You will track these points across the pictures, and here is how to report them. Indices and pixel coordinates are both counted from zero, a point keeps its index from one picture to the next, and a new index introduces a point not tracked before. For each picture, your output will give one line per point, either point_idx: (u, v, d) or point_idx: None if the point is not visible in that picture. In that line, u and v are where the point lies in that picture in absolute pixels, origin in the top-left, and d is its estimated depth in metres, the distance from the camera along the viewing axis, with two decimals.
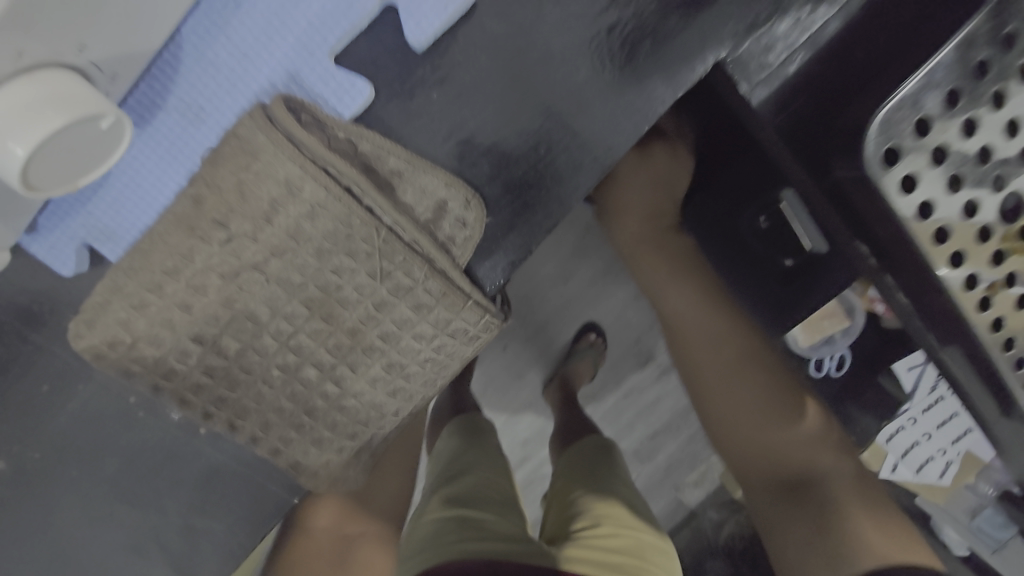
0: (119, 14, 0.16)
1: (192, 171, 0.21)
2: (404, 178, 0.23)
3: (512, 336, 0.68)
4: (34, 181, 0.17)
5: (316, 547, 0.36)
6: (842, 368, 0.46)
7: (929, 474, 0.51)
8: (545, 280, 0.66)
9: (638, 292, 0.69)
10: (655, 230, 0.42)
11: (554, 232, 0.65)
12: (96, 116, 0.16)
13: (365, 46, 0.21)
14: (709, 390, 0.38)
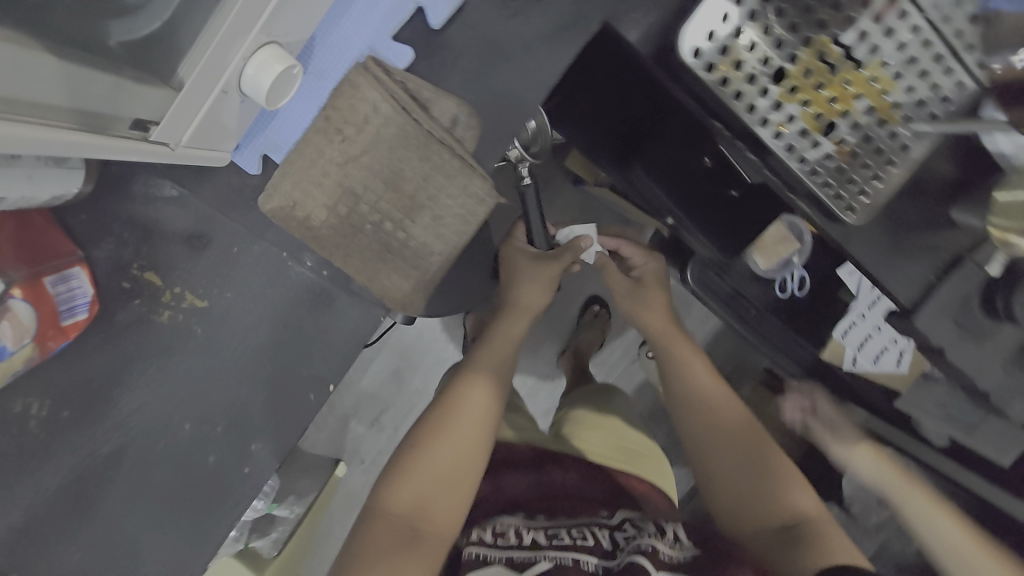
0: (298, 16, 0.34)
1: (321, 105, 0.40)
2: (433, 101, 0.41)
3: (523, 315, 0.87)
4: (269, 103, 0.34)
5: (389, 527, 0.45)
6: (805, 284, 0.67)
7: (887, 363, 0.62)
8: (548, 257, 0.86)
9: None
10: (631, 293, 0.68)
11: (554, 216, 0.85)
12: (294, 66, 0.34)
13: (407, 31, 0.41)
14: (717, 449, 0.57)
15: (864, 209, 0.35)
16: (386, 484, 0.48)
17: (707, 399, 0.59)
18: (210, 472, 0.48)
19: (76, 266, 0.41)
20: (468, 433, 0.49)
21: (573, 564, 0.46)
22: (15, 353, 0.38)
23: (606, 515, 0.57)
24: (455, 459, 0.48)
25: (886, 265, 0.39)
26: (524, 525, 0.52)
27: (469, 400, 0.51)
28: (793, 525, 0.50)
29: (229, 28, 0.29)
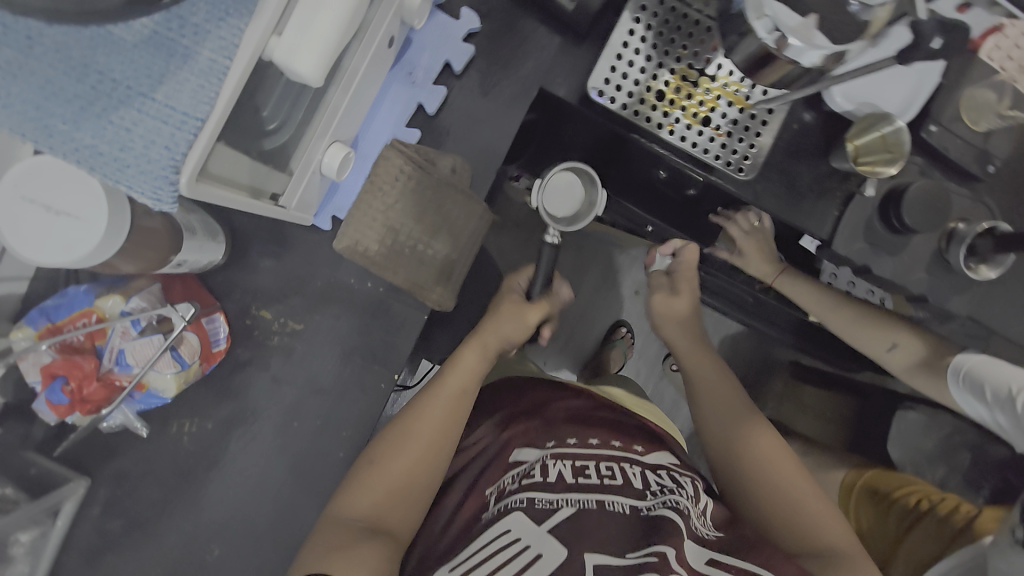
0: (347, 123, 0.55)
1: (365, 175, 0.61)
2: (436, 158, 0.62)
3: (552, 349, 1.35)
4: (337, 176, 0.54)
5: (333, 537, 0.47)
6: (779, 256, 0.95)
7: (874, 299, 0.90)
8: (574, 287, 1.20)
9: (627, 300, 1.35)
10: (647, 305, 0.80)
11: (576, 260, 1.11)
12: (348, 151, 0.54)
13: (414, 119, 0.63)
14: (735, 449, 0.64)
15: (753, 164, 0.63)
16: (348, 492, 0.51)
17: (727, 406, 0.68)
18: (316, 458, 0.63)
19: (218, 311, 0.60)
20: (434, 436, 0.53)
21: (596, 505, 0.55)
22: (191, 368, 0.57)
23: (640, 447, 0.68)
24: (426, 447, 0.53)
25: (792, 205, 0.68)
26: (549, 459, 0.61)
27: (430, 413, 0.54)
28: (813, 534, 0.56)
29: (314, 137, 0.49)
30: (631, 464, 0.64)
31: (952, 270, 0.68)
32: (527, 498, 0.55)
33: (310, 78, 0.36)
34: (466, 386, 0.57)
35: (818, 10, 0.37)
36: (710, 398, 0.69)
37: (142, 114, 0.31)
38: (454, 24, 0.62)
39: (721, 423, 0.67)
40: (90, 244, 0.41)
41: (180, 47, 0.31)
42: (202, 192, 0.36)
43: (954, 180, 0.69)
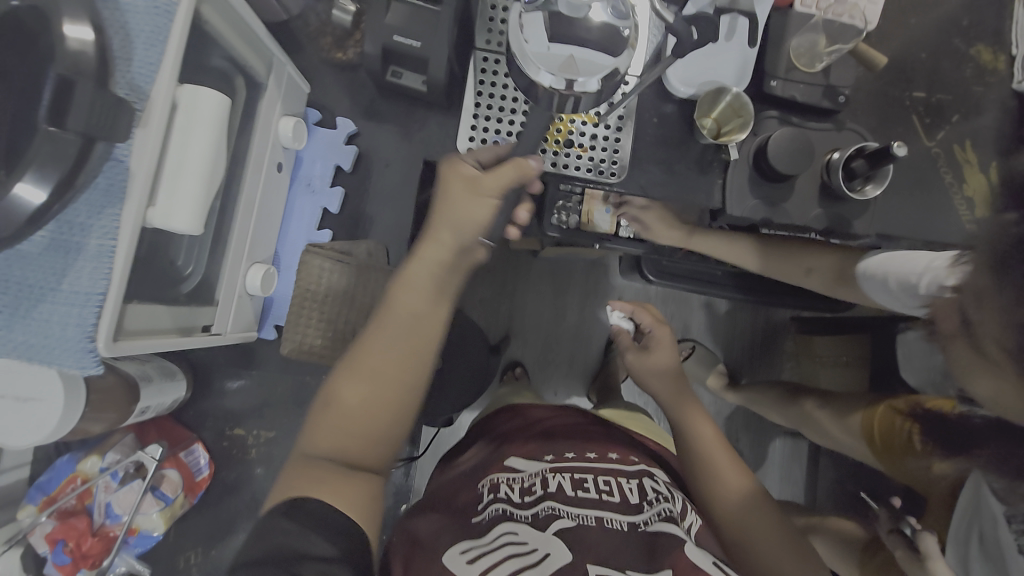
0: (262, 246, 0.64)
1: (291, 280, 0.69)
2: (352, 250, 0.70)
3: (554, 378, 1.40)
4: (264, 289, 0.63)
5: (348, 419, 0.47)
6: None
7: None
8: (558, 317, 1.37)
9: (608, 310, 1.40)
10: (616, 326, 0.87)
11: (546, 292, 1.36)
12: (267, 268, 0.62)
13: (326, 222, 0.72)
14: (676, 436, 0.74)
15: (621, 168, 0.72)
16: (336, 387, 0.49)
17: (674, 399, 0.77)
18: None
19: (194, 443, 0.65)
20: (413, 335, 0.50)
21: (596, 522, 0.56)
22: (175, 501, 0.63)
23: (635, 459, 0.70)
24: (404, 348, 0.49)
25: (679, 184, 0.74)
26: (549, 471, 0.64)
27: (419, 273, 0.50)
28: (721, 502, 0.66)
29: (232, 268, 0.58)
30: (626, 477, 0.65)
31: (841, 198, 0.72)
32: (507, 510, 0.59)
33: (186, 229, 0.43)
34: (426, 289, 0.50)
35: (584, 40, 0.46)
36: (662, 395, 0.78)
37: (54, 305, 0.38)
38: (335, 135, 0.72)
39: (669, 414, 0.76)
40: (52, 419, 0.47)
41: (74, 244, 0.38)
42: (125, 348, 0.42)
43: (815, 119, 0.75)
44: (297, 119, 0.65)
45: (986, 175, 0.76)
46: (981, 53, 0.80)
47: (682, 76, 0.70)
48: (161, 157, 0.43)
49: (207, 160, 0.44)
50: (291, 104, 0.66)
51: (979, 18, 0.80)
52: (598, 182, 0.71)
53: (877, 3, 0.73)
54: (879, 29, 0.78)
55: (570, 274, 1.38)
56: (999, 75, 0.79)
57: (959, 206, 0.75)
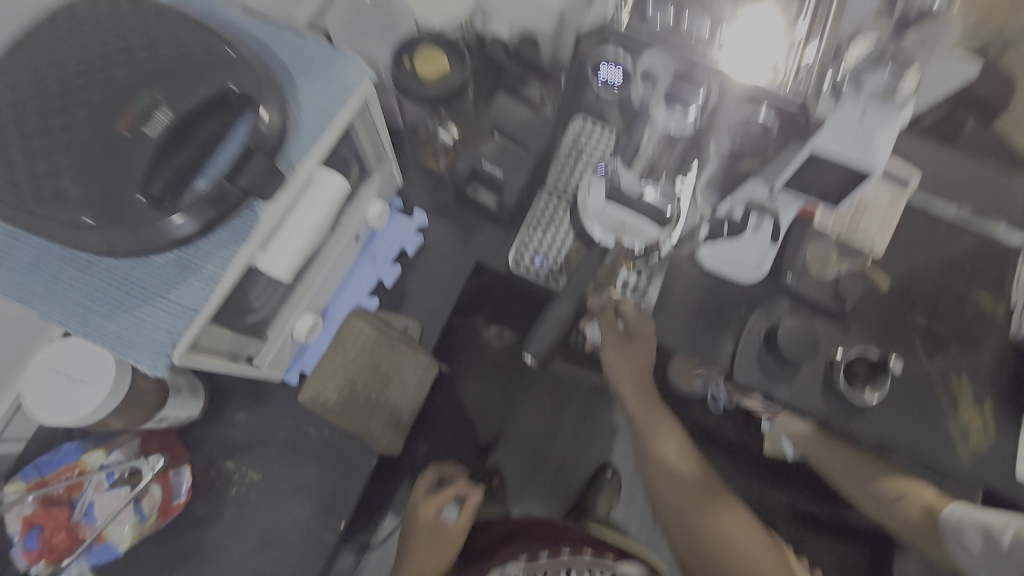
0: (323, 292, 0.72)
1: (329, 330, 0.76)
2: (390, 320, 0.77)
3: (535, 495, 1.35)
4: (308, 334, 0.69)
5: None
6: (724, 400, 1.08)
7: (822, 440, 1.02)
8: (550, 433, 1.38)
9: (606, 438, 1.38)
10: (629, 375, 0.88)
11: (546, 404, 1.39)
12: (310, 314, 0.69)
13: (375, 291, 0.81)
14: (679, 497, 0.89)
15: (646, 311, 0.81)
16: None
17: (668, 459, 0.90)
18: None
19: (185, 465, 0.70)
20: None
21: None
22: (147, 520, 0.67)
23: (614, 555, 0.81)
24: None
25: (691, 338, 0.82)
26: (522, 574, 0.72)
27: None
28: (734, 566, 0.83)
29: (294, 307, 0.65)
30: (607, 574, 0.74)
31: (843, 394, 0.78)
32: None
33: (281, 275, 0.52)
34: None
35: (641, 210, 0.57)
36: (661, 453, 0.91)
37: (156, 309, 0.45)
38: (408, 223, 0.83)
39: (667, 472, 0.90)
40: (91, 405, 0.51)
41: (194, 265, 0.46)
42: (189, 360, 0.48)
43: (824, 318, 0.84)
44: (384, 205, 0.76)
45: (980, 408, 0.81)
46: (979, 299, 0.89)
47: (712, 251, 0.81)
48: (284, 217, 0.52)
49: (317, 224, 0.54)
50: (386, 192, 0.78)
51: (981, 268, 0.91)
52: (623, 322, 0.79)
53: (886, 237, 0.88)
54: (887, 256, 0.89)
55: (576, 394, 1.39)
56: (995, 321, 0.88)
57: (953, 431, 0.80)
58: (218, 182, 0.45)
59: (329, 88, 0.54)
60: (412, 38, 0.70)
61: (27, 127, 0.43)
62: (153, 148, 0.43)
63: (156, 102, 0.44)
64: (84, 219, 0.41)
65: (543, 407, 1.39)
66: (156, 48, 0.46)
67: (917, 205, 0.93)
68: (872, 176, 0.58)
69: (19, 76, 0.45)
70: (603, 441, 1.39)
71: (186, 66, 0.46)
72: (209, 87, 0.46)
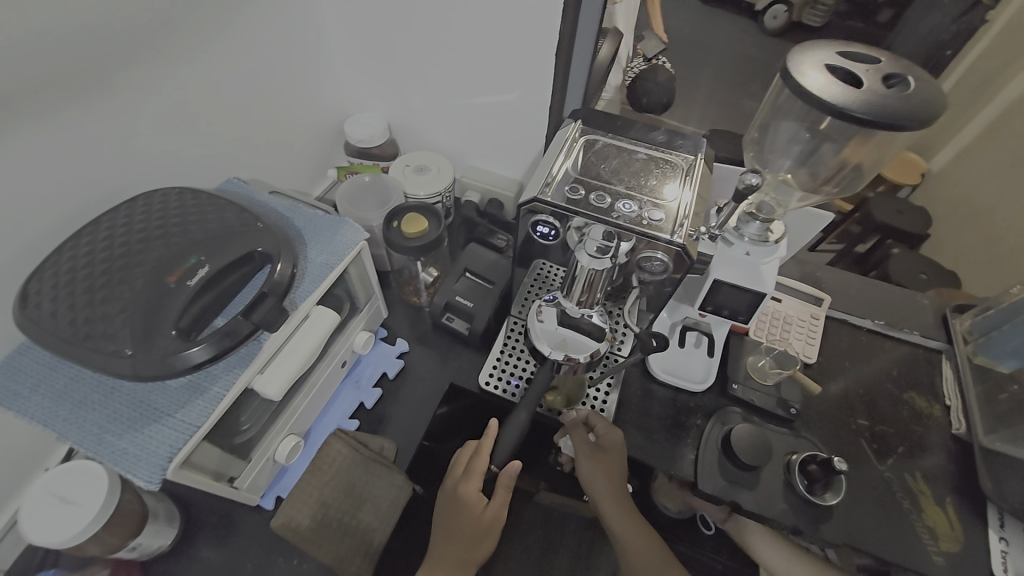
0: (308, 414, 0.78)
1: (310, 453, 0.80)
2: (368, 440, 0.82)
3: None
4: (290, 455, 0.74)
5: None
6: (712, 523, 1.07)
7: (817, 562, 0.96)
8: None
9: None
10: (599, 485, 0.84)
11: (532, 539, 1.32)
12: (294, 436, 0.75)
13: (357, 413, 0.87)
14: None
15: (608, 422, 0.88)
16: None
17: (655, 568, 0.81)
18: None
19: None
20: None
21: None
22: None
23: None
24: None
25: (654, 447, 0.87)
26: None
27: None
28: None
29: (280, 428, 0.71)
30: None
31: (807, 501, 0.80)
32: None
33: (273, 395, 0.60)
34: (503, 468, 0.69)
35: (583, 329, 0.70)
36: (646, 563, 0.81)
37: (163, 427, 0.52)
38: (391, 349, 0.93)
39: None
40: (77, 526, 0.54)
41: (203, 387, 0.55)
42: (181, 475, 0.53)
43: (775, 422, 0.91)
44: (370, 335, 0.87)
45: (942, 509, 0.84)
46: (913, 399, 0.98)
47: (661, 364, 0.92)
48: (283, 346, 0.63)
49: (310, 351, 0.64)
50: (373, 323, 0.91)
51: (907, 372, 1.01)
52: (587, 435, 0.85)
53: (814, 347, 1.00)
54: (820, 364, 1.00)
55: None
56: (934, 420, 0.95)
57: (922, 534, 0.81)
58: (236, 318, 0.57)
59: (332, 246, 0.70)
60: (401, 206, 0.90)
61: (94, 280, 0.56)
62: (191, 294, 0.55)
63: (200, 261, 0.57)
64: (125, 350, 0.52)
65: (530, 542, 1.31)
66: (207, 222, 0.62)
67: (837, 318, 1.07)
68: (766, 297, 0.73)
69: (94, 244, 0.59)
70: None
71: (226, 234, 0.61)
72: (241, 248, 0.60)
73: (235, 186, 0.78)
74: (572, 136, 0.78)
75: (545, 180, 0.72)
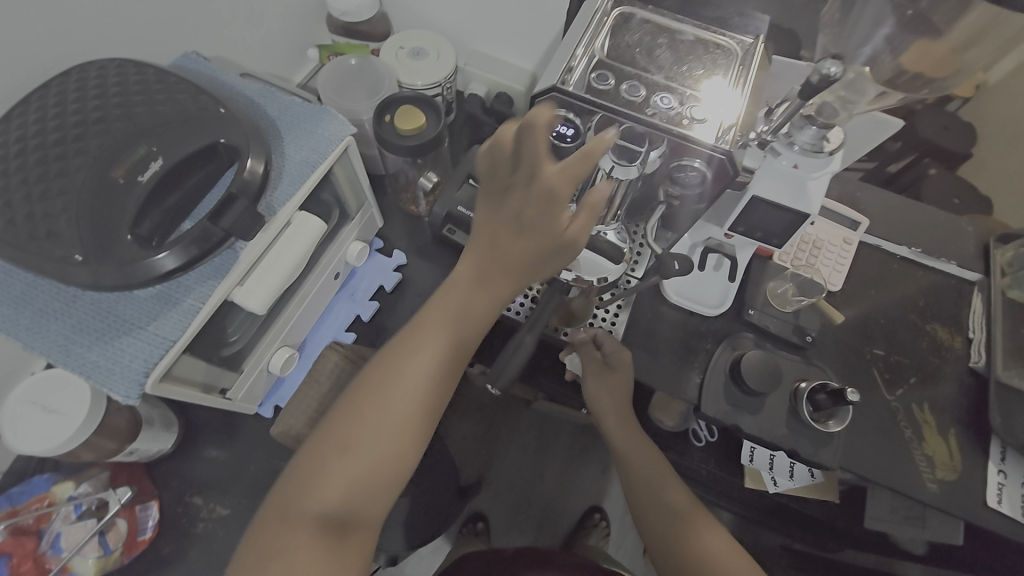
0: (299, 327, 0.75)
1: (305, 364, 0.78)
2: (366, 355, 0.79)
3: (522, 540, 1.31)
4: (284, 366, 0.71)
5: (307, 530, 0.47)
6: (703, 439, 1.07)
7: (803, 476, 0.98)
8: (537, 473, 1.36)
9: (594, 478, 1.37)
10: (607, 401, 0.83)
11: (531, 443, 1.38)
12: (285, 348, 0.71)
13: (354, 326, 0.84)
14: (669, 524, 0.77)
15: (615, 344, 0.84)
16: (309, 491, 0.48)
17: (658, 482, 0.81)
18: None
19: (154, 499, 0.70)
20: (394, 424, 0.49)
21: None
22: (111, 555, 0.66)
23: None
24: (398, 429, 0.49)
25: (660, 369, 0.85)
26: None
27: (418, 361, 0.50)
28: None
29: (270, 341, 0.67)
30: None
31: (809, 426, 0.80)
32: None
33: (257, 309, 0.55)
34: (457, 340, 0.51)
35: (600, 248, 0.62)
36: (649, 472, 0.81)
37: (134, 340, 0.48)
38: (387, 261, 0.87)
39: (660, 496, 0.80)
40: (66, 433, 0.53)
41: (174, 298, 0.50)
42: (162, 390, 0.50)
43: (787, 349, 0.87)
44: (364, 245, 0.81)
45: (944, 438, 0.83)
46: (935, 331, 0.93)
47: (676, 288, 0.86)
48: (263, 255, 0.56)
49: (294, 263, 0.58)
50: (366, 233, 0.83)
51: (935, 302, 0.95)
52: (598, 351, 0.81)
53: (841, 274, 0.93)
54: (844, 291, 0.94)
55: (561, 432, 1.39)
56: (952, 352, 0.92)
57: (920, 462, 0.81)
58: (201, 223, 0.49)
59: (312, 140, 0.60)
60: (394, 96, 0.77)
61: (29, 175, 0.47)
62: (143, 193, 0.48)
63: (152, 153, 0.49)
64: (74, 256, 0.45)
65: (529, 446, 1.38)
66: (154, 105, 0.52)
67: (870, 243, 0.99)
68: (810, 218, 0.64)
69: (24, 127, 0.50)
70: (590, 481, 1.37)
71: (182, 121, 0.51)
72: (198, 140, 0.51)
73: (192, 63, 0.65)
74: (604, 9, 0.63)
75: (564, 66, 0.60)
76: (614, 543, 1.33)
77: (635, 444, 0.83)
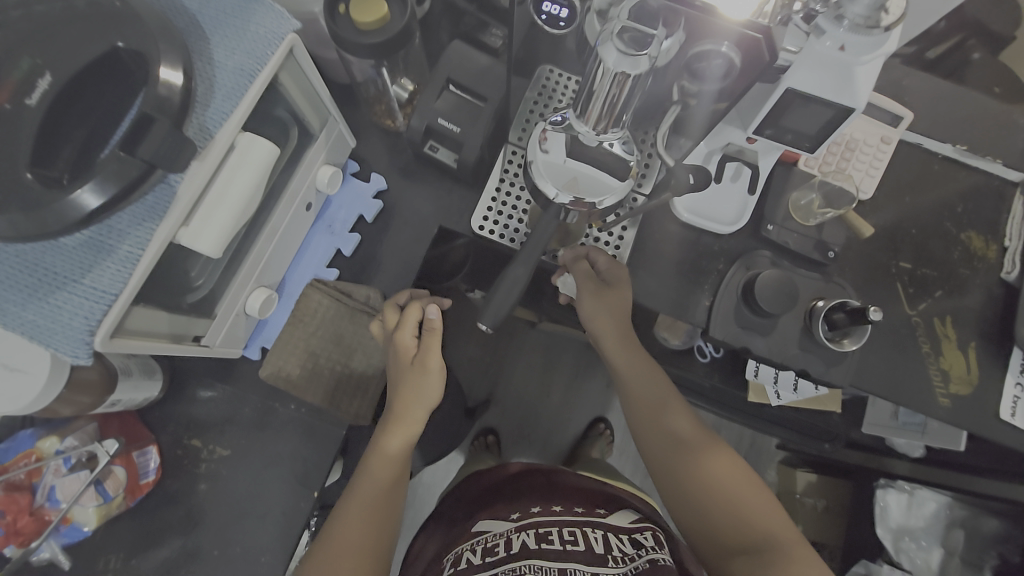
0: (275, 266, 0.69)
1: (288, 303, 0.74)
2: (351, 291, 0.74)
3: (528, 452, 1.37)
4: (263, 309, 0.67)
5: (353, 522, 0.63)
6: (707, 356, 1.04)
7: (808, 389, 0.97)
8: (541, 392, 1.39)
9: (597, 395, 1.39)
10: (604, 325, 0.79)
11: (535, 364, 1.39)
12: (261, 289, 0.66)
13: (336, 261, 0.78)
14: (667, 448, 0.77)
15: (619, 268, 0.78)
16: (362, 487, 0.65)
17: (657, 404, 0.79)
18: None
19: (149, 445, 0.75)
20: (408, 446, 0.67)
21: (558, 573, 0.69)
22: (113, 500, 0.71)
23: (602, 511, 0.86)
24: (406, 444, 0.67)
25: (666, 293, 0.79)
26: (514, 532, 0.79)
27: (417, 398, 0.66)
28: (752, 535, 0.68)
29: (241, 283, 0.62)
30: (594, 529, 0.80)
31: (822, 346, 0.76)
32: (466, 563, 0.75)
33: (208, 252, 0.48)
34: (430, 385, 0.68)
35: (602, 162, 0.53)
36: (649, 394, 0.79)
37: (69, 295, 0.42)
38: (365, 188, 0.78)
39: (659, 419, 0.78)
40: (32, 392, 0.50)
41: (107, 246, 0.43)
42: (117, 346, 0.46)
43: (805, 266, 0.81)
44: (336, 169, 0.71)
45: (963, 352, 0.80)
46: (969, 240, 0.85)
47: (687, 204, 0.77)
48: (206, 189, 0.48)
49: (245, 198, 0.50)
50: (337, 156, 0.73)
51: (975, 207, 0.86)
52: (596, 272, 0.76)
53: (874, 179, 0.83)
54: (875, 199, 0.85)
55: (565, 353, 1.39)
56: (985, 262, 0.84)
57: (934, 378, 0.78)
58: (116, 154, 0.41)
59: (243, 39, 0.48)
60: None
61: None
62: (38, 119, 0.39)
63: (37, 67, 0.40)
64: None
65: (533, 366, 1.39)
66: (31, 4, 0.41)
67: (910, 142, 0.87)
68: (855, 112, 0.52)
69: None
70: (593, 398, 1.40)
71: (74, 23, 0.41)
72: (94, 47, 0.41)
73: None
74: None
75: None
76: (616, 452, 1.39)
77: (635, 366, 0.80)
